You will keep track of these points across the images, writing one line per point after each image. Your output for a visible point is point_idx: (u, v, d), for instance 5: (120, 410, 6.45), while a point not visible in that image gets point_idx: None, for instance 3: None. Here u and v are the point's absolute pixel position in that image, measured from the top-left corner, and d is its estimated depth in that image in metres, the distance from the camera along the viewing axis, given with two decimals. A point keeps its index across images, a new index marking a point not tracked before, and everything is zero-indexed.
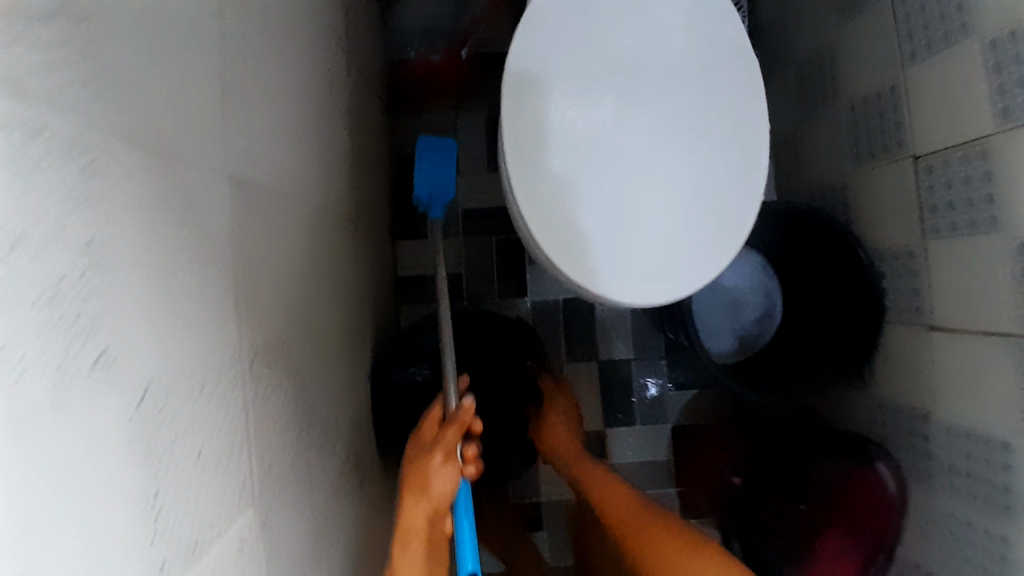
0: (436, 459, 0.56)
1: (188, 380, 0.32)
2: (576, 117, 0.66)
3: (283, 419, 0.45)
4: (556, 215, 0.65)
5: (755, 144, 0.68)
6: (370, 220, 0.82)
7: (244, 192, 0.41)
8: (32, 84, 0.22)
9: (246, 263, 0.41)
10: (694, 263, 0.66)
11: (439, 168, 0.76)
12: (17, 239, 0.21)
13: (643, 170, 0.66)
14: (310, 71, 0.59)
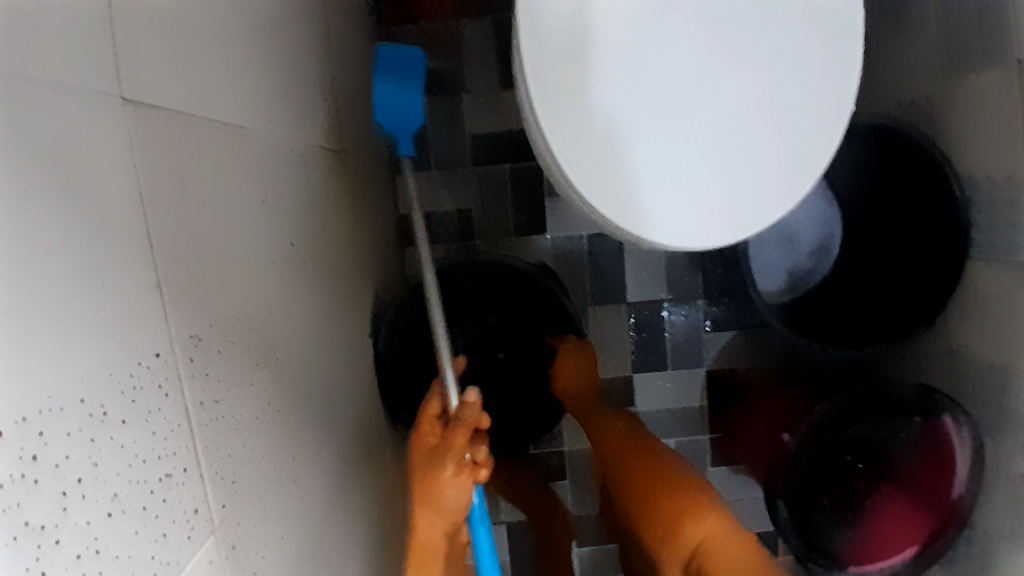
0: (447, 472, 0.50)
1: (80, 409, 0.22)
2: (608, 9, 0.52)
3: (253, 421, 0.36)
4: (589, 139, 0.53)
5: (843, 34, 0.53)
6: (361, 152, 0.71)
7: (155, 121, 0.29)
8: None
9: (170, 221, 0.30)
10: (761, 193, 0.54)
11: (401, 88, 0.64)
12: None
13: (698, 77, 0.53)
14: None
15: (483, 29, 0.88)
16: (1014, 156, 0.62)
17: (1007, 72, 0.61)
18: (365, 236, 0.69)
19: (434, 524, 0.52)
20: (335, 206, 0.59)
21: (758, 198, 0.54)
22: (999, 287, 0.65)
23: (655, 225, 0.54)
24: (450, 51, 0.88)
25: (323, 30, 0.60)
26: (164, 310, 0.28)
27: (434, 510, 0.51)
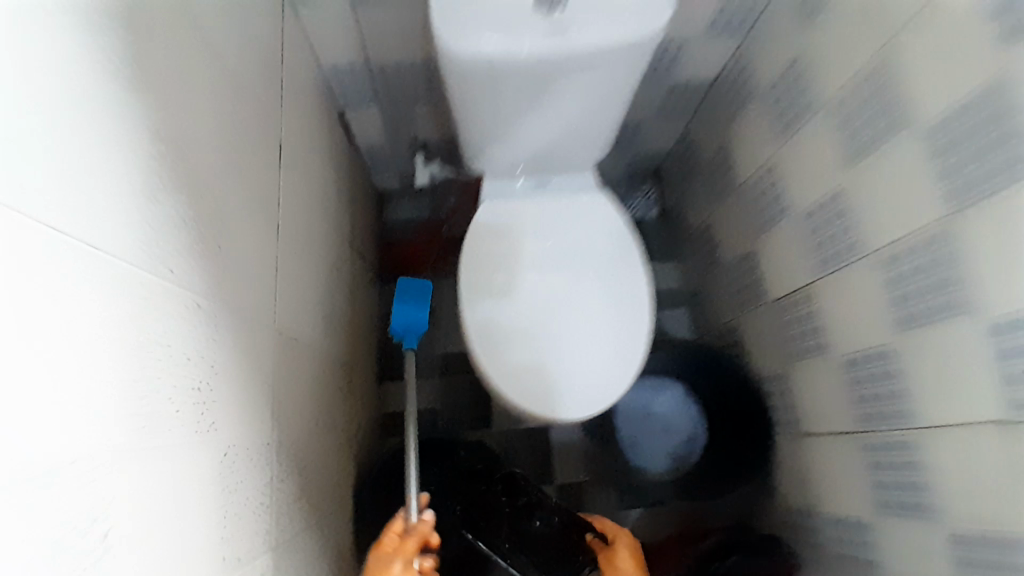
0: (397, 566, 0.74)
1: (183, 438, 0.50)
2: (509, 280, 0.97)
3: (247, 492, 0.61)
4: (498, 347, 0.93)
5: (637, 295, 0.99)
6: (350, 364, 1.06)
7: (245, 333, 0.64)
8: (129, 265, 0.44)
9: (236, 379, 0.62)
10: (600, 379, 0.93)
11: (416, 307, 1.00)
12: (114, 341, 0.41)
13: (559, 314, 0.95)
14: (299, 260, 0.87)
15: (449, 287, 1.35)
16: (787, 360, 1.01)
17: (774, 312, 1.05)
18: (340, 421, 1.00)
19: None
20: (330, 394, 0.95)
21: (599, 382, 0.93)
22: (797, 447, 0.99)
23: (531, 401, 0.91)
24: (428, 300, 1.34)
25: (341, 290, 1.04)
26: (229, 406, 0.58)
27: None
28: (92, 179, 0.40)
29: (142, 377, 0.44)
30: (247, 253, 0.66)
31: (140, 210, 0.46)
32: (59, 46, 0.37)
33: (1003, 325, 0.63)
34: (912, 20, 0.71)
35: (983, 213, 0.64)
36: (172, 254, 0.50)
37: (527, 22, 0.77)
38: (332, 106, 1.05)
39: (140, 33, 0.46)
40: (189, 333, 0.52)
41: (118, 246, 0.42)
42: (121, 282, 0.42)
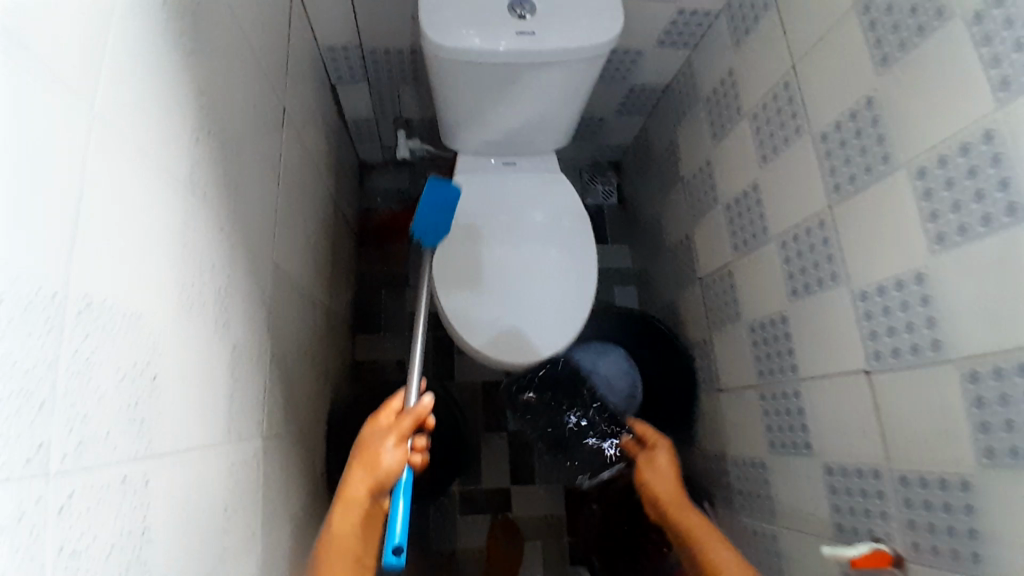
0: (389, 441, 0.83)
1: (198, 330, 0.60)
2: (475, 242, 1.12)
3: (245, 392, 0.73)
4: (464, 300, 1.08)
5: (588, 259, 1.15)
6: (331, 315, 1.20)
7: (254, 270, 0.77)
8: (161, 176, 0.53)
9: (248, 303, 0.75)
10: (553, 329, 1.08)
11: (439, 209, 1.04)
12: (146, 236, 0.50)
13: (519, 273, 1.10)
14: (297, 216, 0.99)
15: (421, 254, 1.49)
16: (711, 329, 1.19)
17: (702, 288, 1.22)
18: (322, 363, 1.14)
19: (365, 481, 0.82)
20: (314, 337, 1.08)
21: (552, 332, 1.08)
22: (715, 402, 1.17)
23: (499, 344, 1.06)
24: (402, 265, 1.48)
25: (325, 247, 1.17)
26: (228, 318, 0.68)
27: (371, 470, 0.82)
28: (143, 113, 0.50)
29: (163, 271, 0.53)
30: (258, 203, 0.79)
31: (187, 147, 0.58)
32: (128, 4, 0.49)
33: (870, 292, 0.80)
34: (814, 45, 0.87)
35: (858, 204, 0.81)
36: (203, 180, 0.62)
37: (502, 23, 0.93)
38: (326, 82, 1.16)
39: (185, 16, 0.59)
40: (202, 241, 0.61)
41: (169, 166, 0.54)
42: (171, 196, 0.55)
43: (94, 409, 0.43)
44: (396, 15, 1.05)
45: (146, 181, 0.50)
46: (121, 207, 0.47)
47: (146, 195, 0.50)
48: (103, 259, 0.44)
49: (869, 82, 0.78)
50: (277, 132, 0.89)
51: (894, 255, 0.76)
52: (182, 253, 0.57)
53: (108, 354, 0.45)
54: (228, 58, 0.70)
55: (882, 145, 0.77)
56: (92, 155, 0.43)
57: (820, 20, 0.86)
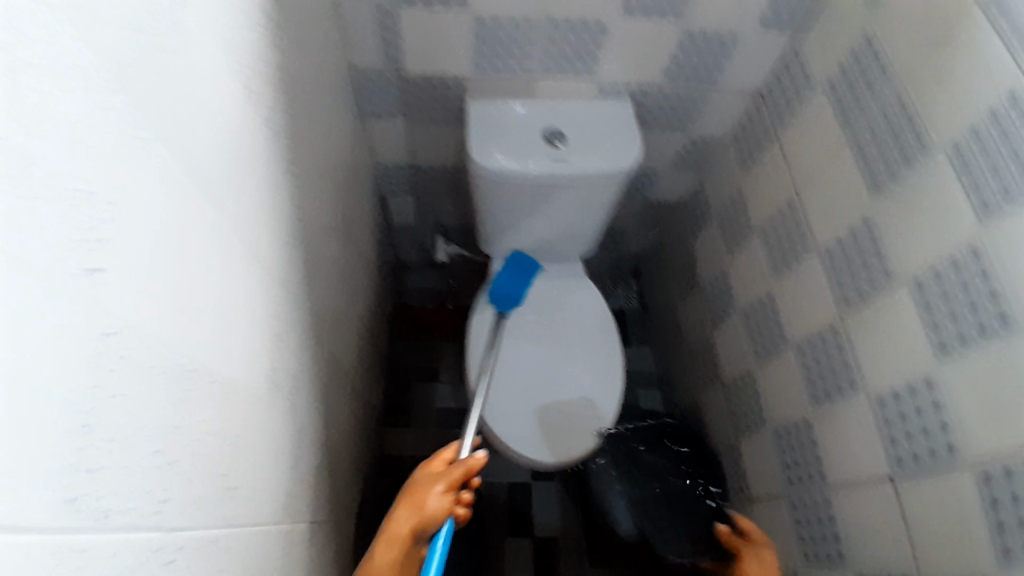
0: (439, 487, 0.91)
1: (264, 403, 0.66)
2: (505, 345, 1.21)
3: (293, 470, 0.77)
4: (494, 400, 1.16)
5: (614, 364, 1.23)
6: (367, 407, 1.26)
7: (310, 359, 0.85)
8: (248, 263, 0.61)
9: (304, 388, 0.82)
10: (579, 431, 1.15)
11: (518, 277, 1.24)
12: (235, 312, 0.58)
13: (545, 375, 1.19)
14: (347, 313, 1.09)
15: (452, 351, 1.57)
16: (737, 431, 1.21)
17: (725, 390, 1.26)
18: (358, 455, 1.18)
19: (410, 521, 0.90)
20: (353, 427, 1.14)
21: (578, 433, 1.15)
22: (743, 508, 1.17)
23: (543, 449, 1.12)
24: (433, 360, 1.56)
25: (365, 342, 1.25)
26: (285, 396, 0.74)
27: (418, 510, 0.90)
28: (239, 210, 0.59)
29: (244, 344, 0.60)
30: (317, 298, 0.89)
31: (265, 247, 0.67)
32: (238, 134, 0.60)
33: (885, 397, 0.84)
34: (815, 172, 0.98)
35: (866, 314, 0.87)
36: (276, 276, 0.70)
37: (538, 150, 1.07)
38: (378, 195, 1.31)
39: (275, 142, 0.70)
40: (271, 322, 0.68)
41: (254, 262, 0.63)
42: (255, 287, 0.63)
43: (187, 466, 0.48)
44: (444, 142, 1.21)
45: (237, 265, 0.59)
46: (221, 294, 0.54)
47: (237, 277, 0.58)
48: (207, 330, 0.51)
49: (865, 206, 0.88)
50: (336, 239, 1.01)
51: (903, 362, 0.81)
52: (259, 336, 0.64)
53: (202, 416, 0.50)
54: (307, 177, 0.83)
55: (882, 261, 0.85)
56: (206, 252, 0.51)
57: (819, 152, 0.97)
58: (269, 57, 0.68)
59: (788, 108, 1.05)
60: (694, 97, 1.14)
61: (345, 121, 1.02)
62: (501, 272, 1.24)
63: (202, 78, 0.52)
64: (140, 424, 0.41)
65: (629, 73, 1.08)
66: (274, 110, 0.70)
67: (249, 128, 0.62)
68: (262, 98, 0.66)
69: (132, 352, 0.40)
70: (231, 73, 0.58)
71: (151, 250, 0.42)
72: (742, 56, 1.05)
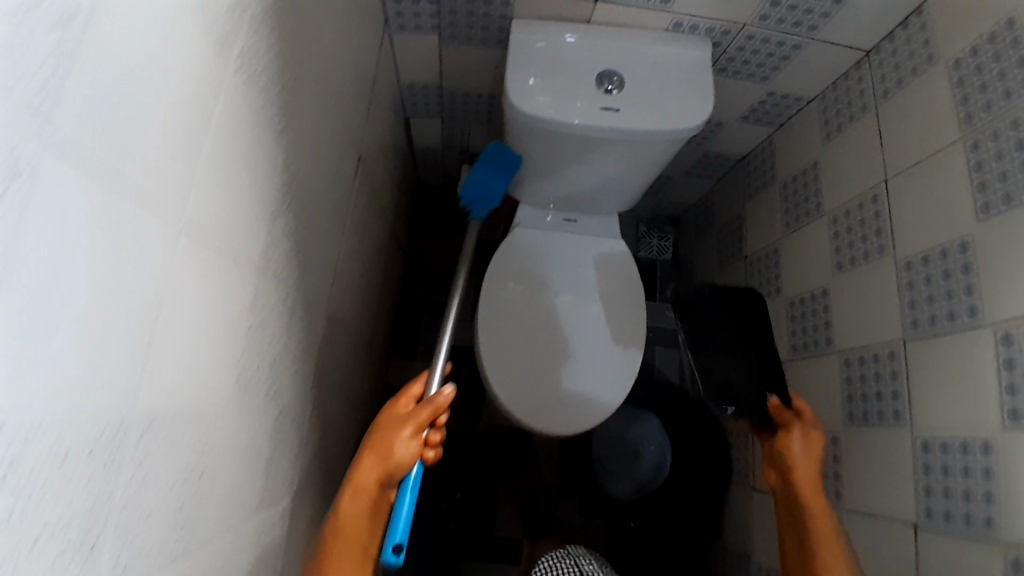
0: (405, 432, 0.88)
1: (235, 399, 0.59)
2: (518, 300, 1.11)
3: (276, 446, 0.72)
4: (498, 358, 1.07)
5: (637, 340, 1.13)
6: (375, 339, 1.21)
7: (309, 320, 0.78)
8: (223, 254, 0.52)
9: (299, 354, 0.76)
10: (589, 402, 1.07)
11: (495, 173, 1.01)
12: (195, 318, 0.49)
13: (556, 335, 1.10)
14: (358, 253, 1.00)
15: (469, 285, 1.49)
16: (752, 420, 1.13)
17: None
18: (363, 391, 1.14)
19: (377, 470, 0.86)
20: (360, 369, 1.10)
21: (587, 404, 1.07)
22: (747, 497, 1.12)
23: (554, 414, 1.05)
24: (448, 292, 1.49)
25: (378, 278, 1.17)
26: (271, 379, 0.67)
27: (384, 459, 0.86)
28: (216, 195, 0.49)
29: (207, 348, 0.52)
30: (324, 253, 0.80)
31: (251, 219, 0.56)
32: (213, 89, 0.46)
33: (931, 445, 0.75)
34: (912, 165, 0.83)
35: (934, 348, 0.76)
36: (265, 251, 0.60)
37: (588, 95, 0.91)
38: (401, 115, 1.17)
39: (273, 87, 0.56)
40: (257, 309, 0.60)
41: (226, 243, 0.52)
42: (223, 273, 0.52)
43: (119, 518, 0.42)
44: (481, 65, 1.04)
45: (206, 262, 0.49)
46: (164, 301, 0.44)
47: (202, 277, 0.49)
48: (145, 357, 0.43)
49: (964, 225, 0.73)
50: (353, 180, 0.90)
51: (964, 415, 0.71)
52: (227, 327, 0.55)
53: (138, 454, 0.44)
54: (318, 121, 0.71)
55: (968, 296, 0.72)
56: (148, 267, 0.42)
57: (923, 142, 0.81)
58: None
59: (896, 79, 0.87)
60: (789, 47, 0.96)
61: (366, 37, 0.87)
62: (478, 168, 1.01)
63: (151, 26, 0.37)
64: (48, 502, 0.34)
65: (716, 8, 0.89)
66: (274, 46, 0.55)
67: (232, 76, 0.48)
68: (262, 39, 0.52)
69: (22, 434, 0.31)
70: (202, 6, 0.42)
71: (48, 300, 0.32)
72: (858, 9, 0.87)
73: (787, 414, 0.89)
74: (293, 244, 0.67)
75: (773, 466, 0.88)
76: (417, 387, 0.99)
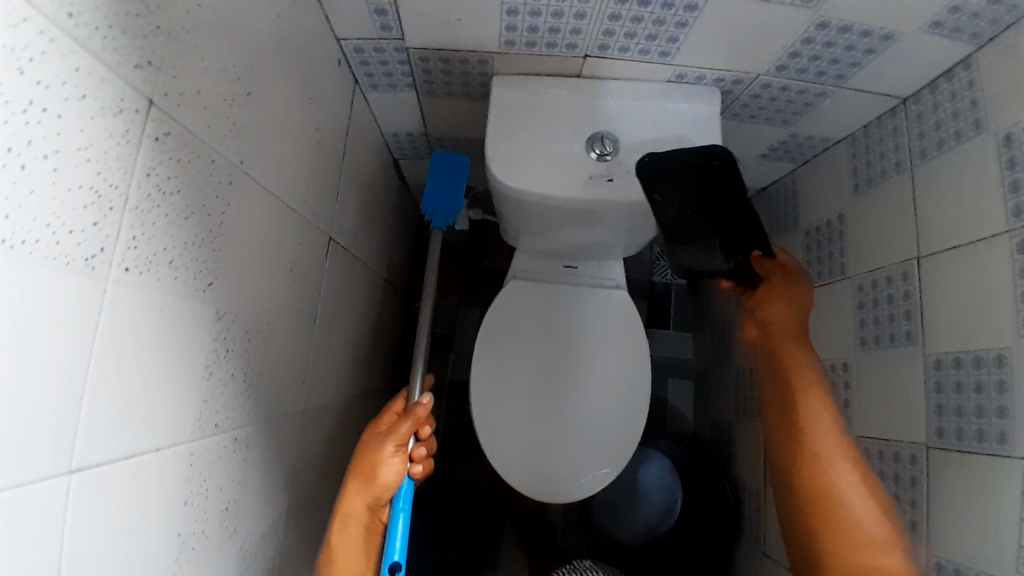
0: (387, 449, 0.76)
1: (198, 559, 0.55)
2: (518, 351, 1.06)
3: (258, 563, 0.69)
4: (495, 416, 1.03)
5: (642, 401, 1.06)
6: (375, 387, 1.19)
7: (292, 422, 0.76)
8: (156, 438, 0.47)
9: (279, 464, 0.73)
10: (589, 467, 1.02)
11: (449, 182, 0.97)
12: (127, 517, 0.45)
13: (559, 387, 1.05)
14: (348, 321, 0.96)
15: (472, 317, 1.44)
16: (765, 484, 1.05)
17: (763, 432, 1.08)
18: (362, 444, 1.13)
19: (363, 495, 0.75)
20: (356, 429, 1.08)
21: (586, 469, 1.02)
22: (754, 561, 1.05)
23: (561, 469, 1.01)
24: (448, 325, 1.43)
25: (375, 328, 1.14)
26: (241, 513, 0.63)
27: (369, 484, 0.75)
28: (134, 388, 0.44)
29: (153, 532, 0.48)
30: (303, 351, 0.77)
31: (191, 392, 0.51)
32: (107, 311, 0.40)
33: (946, 569, 0.67)
34: (948, 248, 0.73)
35: (959, 465, 0.67)
36: (215, 408, 0.56)
37: (575, 164, 0.82)
38: (388, 161, 1.10)
39: (204, 247, 0.50)
40: (212, 461, 0.56)
41: (159, 438, 0.48)
42: (160, 468, 0.48)
43: None
44: (468, 116, 0.97)
45: (133, 460, 0.45)
46: (71, 547, 0.39)
47: (133, 474, 0.45)
48: None
49: (1002, 333, 0.64)
50: (335, 261, 0.86)
51: (979, 549, 0.63)
52: (176, 511, 0.51)
53: None
54: (283, 233, 0.66)
55: (999, 419, 0.63)
56: (42, 509, 0.36)
57: (965, 223, 0.71)
58: (185, 139, 0.46)
59: (936, 140, 0.77)
60: (812, 94, 0.86)
61: (337, 110, 0.80)
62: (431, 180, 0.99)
63: None
64: None
65: (724, 59, 0.79)
66: (200, 204, 0.49)
67: (132, 280, 0.42)
68: (184, 202, 0.47)
69: None
70: (69, 234, 0.36)
71: None
72: (894, 60, 0.75)
73: (775, 271, 0.82)
74: (257, 376, 0.64)
75: (755, 318, 0.85)
76: (398, 402, 0.87)
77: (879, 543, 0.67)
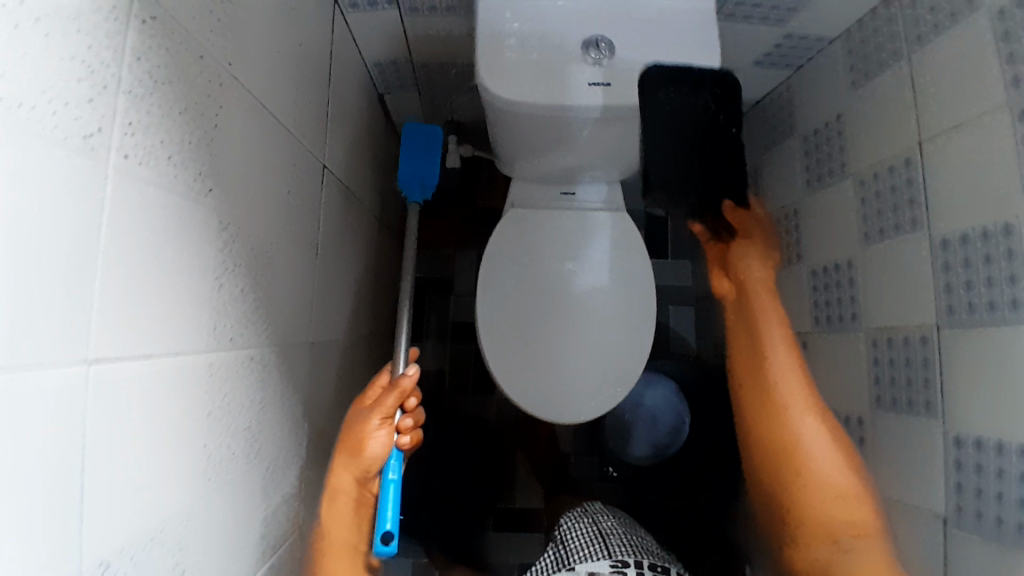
0: (371, 423, 0.77)
1: (221, 478, 0.54)
2: (522, 279, 1.06)
3: (281, 488, 0.68)
4: (502, 345, 1.03)
5: (647, 322, 1.06)
6: (381, 330, 1.18)
7: (302, 352, 0.75)
8: (173, 343, 0.46)
9: (295, 392, 0.72)
10: (597, 389, 1.02)
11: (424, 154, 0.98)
12: (152, 420, 0.44)
13: (565, 317, 1.04)
14: (348, 256, 0.95)
15: (471, 259, 1.43)
16: None
17: None
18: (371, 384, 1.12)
19: (351, 469, 0.77)
20: (365, 368, 1.08)
21: (595, 391, 1.02)
22: None
23: (574, 394, 1.02)
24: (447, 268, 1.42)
25: (375, 269, 1.13)
26: (262, 436, 0.62)
27: (355, 459, 0.76)
28: (147, 286, 0.42)
29: (177, 441, 0.47)
30: (307, 277, 0.75)
31: (203, 303, 0.50)
32: (110, 199, 0.38)
33: (965, 441, 0.68)
34: (949, 127, 0.72)
35: (972, 338, 0.68)
36: (228, 323, 0.54)
37: (568, 72, 0.79)
38: (373, 95, 1.07)
39: (201, 148, 0.48)
40: (230, 377, 0.55)
41: (177, 345, 0.46)
42: (181, 376, 0.47)
43: None
44: (454, 37, 0.94)
45: (154, 363, 0.44)
46: (93, 443, 0.38)
47: (156, 376, 0.44)
48: (89, 492, 0.37)
49: (1009, 203, 0.64)
50: (330, 191, 0.83)
51: (996, 417, 0.64)
52: (199, 423, 0.50)
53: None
54: (275, 150, 0.64)
55: (1010, 287, 0.63)
56: (63, 401, 0.35)
57: (967, 99, 0.70)
58: (172, 27, 0.44)
59: (931, 24, 0.75)
60: None
61: (319, 29, 0.77)
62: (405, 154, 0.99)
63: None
64: None
65: None
66: (193, 101, 0.47)
67: (133, 170, 0.40)
68: (177, 95, 0.45)
69: None
70: (66, 108, 0.34)
71: None
72: None
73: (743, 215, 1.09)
74: (264, 296, 0.62)
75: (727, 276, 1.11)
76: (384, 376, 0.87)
77: (847, 496, 0.81)
